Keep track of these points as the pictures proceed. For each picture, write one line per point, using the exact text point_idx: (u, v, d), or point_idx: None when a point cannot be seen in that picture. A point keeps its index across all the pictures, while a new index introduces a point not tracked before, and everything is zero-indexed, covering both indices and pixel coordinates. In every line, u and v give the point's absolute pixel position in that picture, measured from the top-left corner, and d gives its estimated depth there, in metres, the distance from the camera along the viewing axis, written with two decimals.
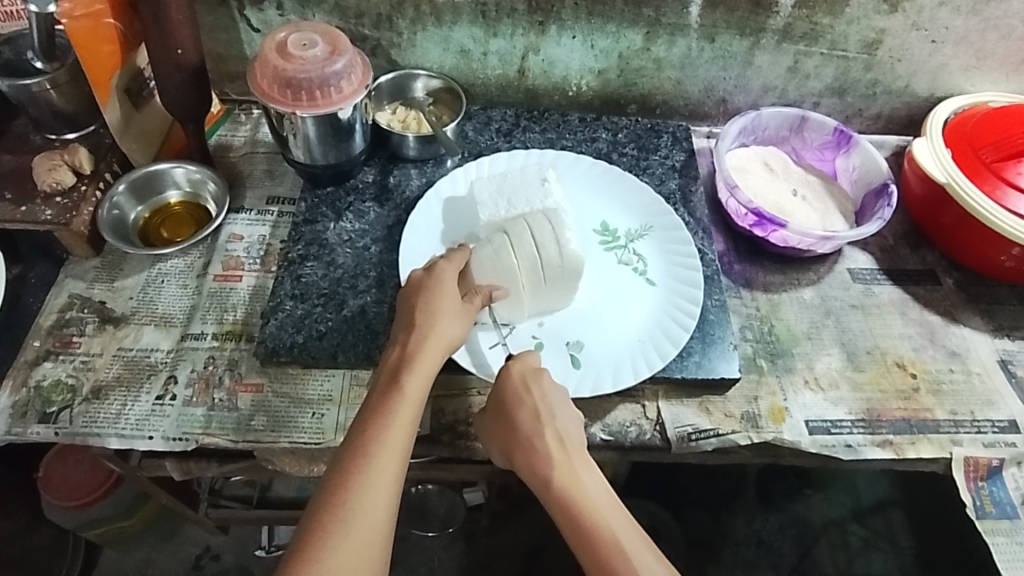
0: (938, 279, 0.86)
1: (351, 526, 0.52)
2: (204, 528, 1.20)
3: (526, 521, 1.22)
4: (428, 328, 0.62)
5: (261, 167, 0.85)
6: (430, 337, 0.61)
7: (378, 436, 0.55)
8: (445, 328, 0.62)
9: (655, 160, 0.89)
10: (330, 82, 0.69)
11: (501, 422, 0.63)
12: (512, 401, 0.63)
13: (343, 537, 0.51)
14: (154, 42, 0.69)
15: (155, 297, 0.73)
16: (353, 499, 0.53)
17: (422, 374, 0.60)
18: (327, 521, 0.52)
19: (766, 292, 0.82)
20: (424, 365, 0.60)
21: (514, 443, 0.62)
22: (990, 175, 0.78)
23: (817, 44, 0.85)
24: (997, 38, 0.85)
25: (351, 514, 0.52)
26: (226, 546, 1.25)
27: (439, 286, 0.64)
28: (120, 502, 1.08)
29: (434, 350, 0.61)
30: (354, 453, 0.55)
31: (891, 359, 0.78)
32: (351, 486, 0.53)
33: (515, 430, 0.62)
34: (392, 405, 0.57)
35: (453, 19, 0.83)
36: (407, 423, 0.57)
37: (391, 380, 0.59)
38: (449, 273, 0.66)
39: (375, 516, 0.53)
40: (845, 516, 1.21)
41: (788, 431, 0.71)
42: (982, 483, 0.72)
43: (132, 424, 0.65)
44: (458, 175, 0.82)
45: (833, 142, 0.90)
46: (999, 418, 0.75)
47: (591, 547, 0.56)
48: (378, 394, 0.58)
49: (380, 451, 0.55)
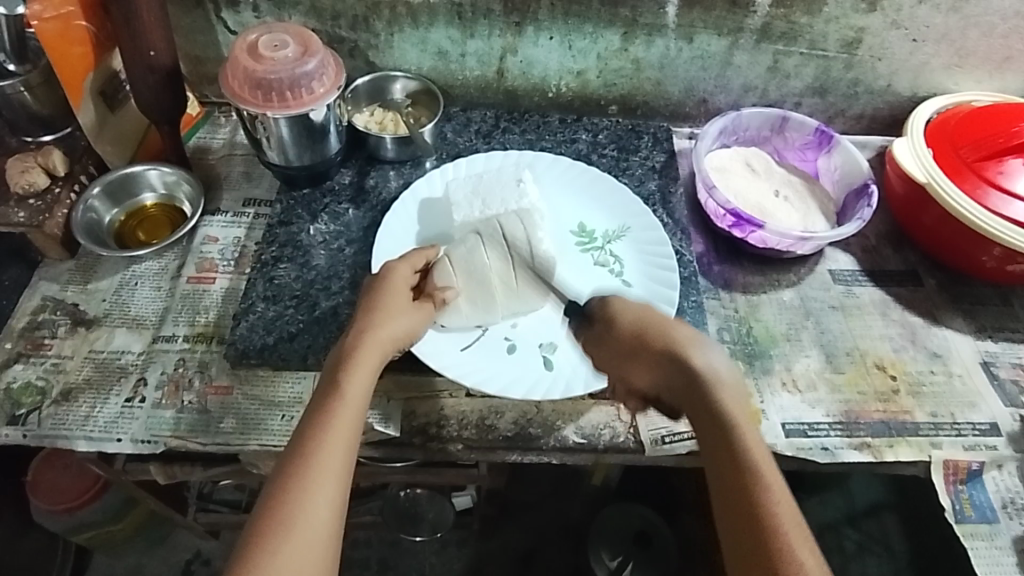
0: (920, 279, 0.86)
1: (292, 531, 0.48)
2: (194, 532, 1.20)
3: (517, 525, 1.20)
4: (372, 324, 0.60)
5: (238, 169, 0.85)
6: (373, 333, 0.60)
7: (318, 435, 0.53)
8: (390, 324, 0.61)
9: (636, 161, 0.89)
10: (300, 83, 0.69)
11: (625, 335, 0.59)
12: (651, 314, 0.59)
13: (284, 542, 0.48)
14: (126, 44, 0.69)
15: (128, 299, 0.73)
16: (292, 504, 0.49)
17: (365, 371, 0.58)
18: (267, 528, 0.49)
19: (745, 294, 0.81)
20: (365, 361, 0.58)
21: (675, 345, 0.57)
22: (971, 174, 0.78)
23: (796, 44, 0.85)
24: (979, 36, 0.84)
25: (290, 521, 0.49)
26: (217, 550, 1.25)
27: (391, 286, 0.64)
28: (110, 507, 1.09)
29: (378, 346, 0.59)
30: (295, 454, 0.52)
31: (871, 360, 0.77)
32: (289, 492, 0.50)
33: (641, 344, 0.58)
34: (333, 405, 0.54)
35: (429, 20, 0.82)
36: (350, 421, 0.54)
37: (331, 380, 0.57)
38: (401, 269, 0.66)
39: (318, 521, 0.49)
40: (840, 519, 1.21)
41: (764, 433, 0.71)
42: (962, 487, 0.71)
43: (101, 426, 0.65)
44: (435, 177, 0.81)
45: (815, 143, 0.90)
46: (980, 420, 0.74)
47: (724, 473, 0.50)
48: (320, 394, 0.56)
49: (318, 452, 0.52)
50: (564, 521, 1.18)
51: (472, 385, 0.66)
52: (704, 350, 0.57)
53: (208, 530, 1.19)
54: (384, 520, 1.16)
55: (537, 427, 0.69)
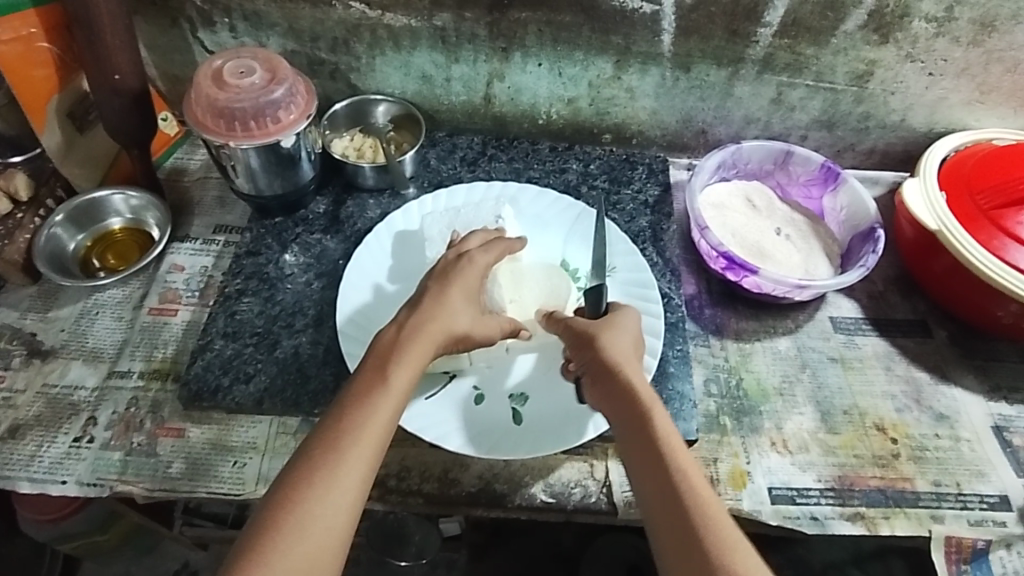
0: (929, 330, 0.80)
1: (306, 527, 0.47)
2: (183, 544, 1.14)
3: (506, 551, 1.09)
4: (428, 316, 0.58)
5: (212, 193, 0.82)
6: (426, 326, 0.57)
7: (352, 431, 0.50)
8: (444, 318, 0.58)
9: (627, 194, 0.84)
10: (266, 112, 0.66)
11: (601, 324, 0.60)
12: (614, 322, 0.60)
13: (296, 539, 0.46)
14: (90, 67, 0.67)
15: (88, 330, 0.71)
16: (312, 496, 0.48)
17: (410, 367, 0.55)
18: (281, 520, 0.47)
19: (737, 341, 0.76)
20: (412, 359, 0.55)
21: (622, 350, 0.57)
22: (987, 223, 0.72)
23: (801, 75, 0.80)
24: (1002, 71, 0.78)
25: (308, 515, 0.47)
26: (206, 562, 1.17)
27: (455, 279, 0.61)
28: (94, 518, 0.99)
29: (430, 338, 0.57)
30: (323, 448, 0.50)
31: (870, 421, 0.72)
32: (314, 482, 0.48)
33: (611, 335, 0.59)
34: (374, 397, 0.52)
35: (412, 44, 0.78)
36: (387, 417, 0.52)
37: (377, 370, 0.54)
38: (481, 263, 0.64)
39: (334, 519, 0.47)
40: (847, 559, 0.97)
41: (748, 499, 0.66)
42: (966, 566, 0.65)
43: (45, 468, 0.62)
44: (412, 208, 0.77)
45: (820, 179, 0.84)
46: (988, 492, 0.68)
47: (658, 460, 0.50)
48: (360, 386, 0.54)
49: (352, 446, 0.50)
50: (559, 548, 1.08)
51: (432, 441, 0.63)
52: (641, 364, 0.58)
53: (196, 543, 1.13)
54: (368, 541, 1.08)
55: (503, 483, 0.65)
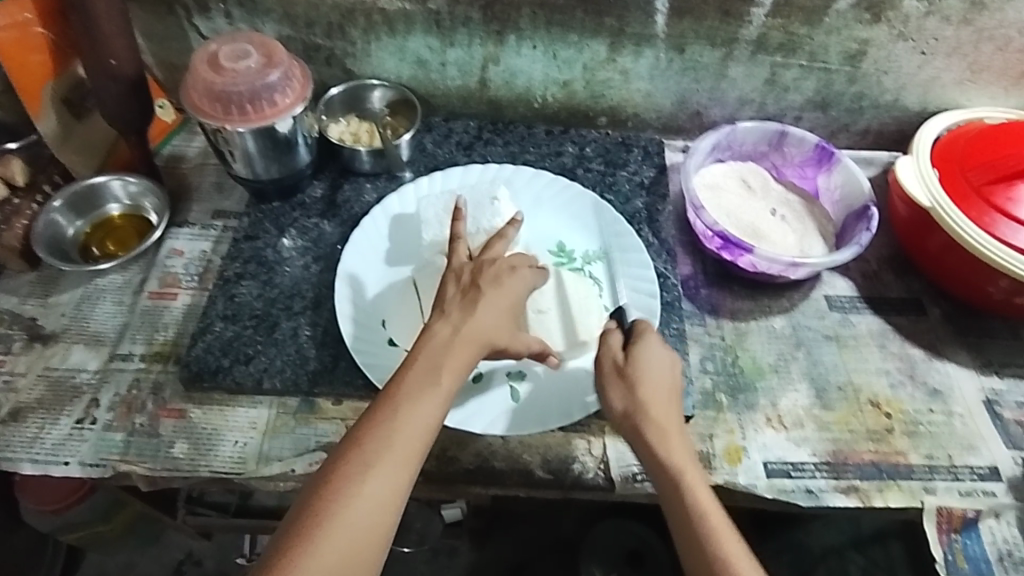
0: (923, 309, 0.80)
1: (354, 518, 0.48)
2: (187, 534, 1.14)
3: (508, 535, 1.10)
4: (476, 316, 0.57)
5: (210, 180, 0.83)
6: (475, 327, 0.56)
7: (405, 432, 0.51)
8: (490, 321, 0.57)
9: (623, 177, 0.85)
10: (262, 95, 0.66)
11: (617, 373, 0.58)
12: (634, 367, 0.58)
13: (345, 528, 0.47)
14: (87, 52, 0.67)
15: (88, 315, 0.71)
16: (362, 490, 0.49)
17: (458, 368, 0.55)
18: (333, 509, 0.48)
19: (733, 321, 0.77)
20: (462, 360, 0.55)
21: (640, 404, 0.57)
22: (978, 200, 0.72)
23: (794, 56, 0.80)
24: (994, 50, 0.79)
25: (357, 506, 0.48)
26: (208, 551, 1.18)
27: (502, 284, 0.60)
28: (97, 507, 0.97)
29: (480, 338, 0.56)
30: (377, 443, 0.50)
31: (864, 397, 0.73)
32: (366, 477, 0.49)
33: (630, 386, 0.57)
34: (426, 396, 0.53)
35: (407, 28, 0.79)
36: (433, 416, 0.53)
37: (428, 368, 0.54)
38: (525, 277, 0.62)
39: (383, 511, 0.49)
40: (848, 542, 0.95)
41: (743, 474, 0.67)
42: (956, 536, 0.66)
43: (48, 449, 0.63)
44: (408, 192, 0.78)
45: (815, 160, 0.85)
46: (979, 464, 0.69)
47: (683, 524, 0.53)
48: (410, 381, 0.53)
49: (404, 445, 0.51)
50: (559, 533, 1.08)
51: None
52: (666, 413, 0.57)
53: (200, 532, 1.12)
54: None
55: (502, 460, 0.66)
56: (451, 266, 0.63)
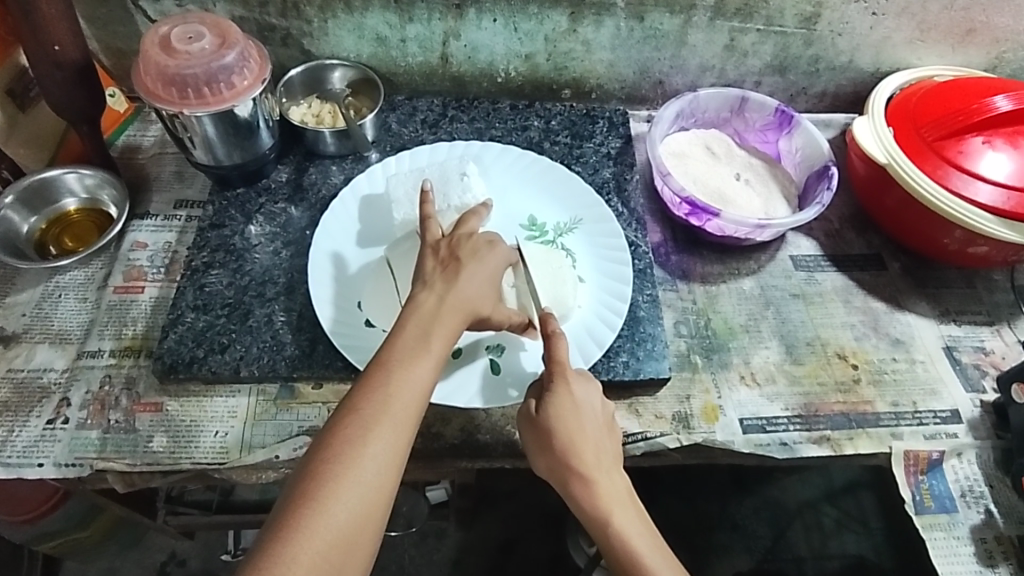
0: (884, 263, 0.83)
1: (358, 480, 0.48)
2: (169, 534, 1.12)
3: (498, 513, 1.10)
4: (463, 282, 0.58)
5: (169, 169, 0.80)
6: (462, 291, 0.57)
7: (401, 393, 0.52)
8: (476, 287, 0.58)
9: (590, 148, 0.85)
10: (218, 78, 0.64)
11: (536, 433, 0.59)
12: (549, 428, 0.58)
13: (350, 491, 0.48)
14: (27, 39, 0.64)
15: (51, 313, 0.69)
16: (364, 454, 0.49)
17: (448, 332, 0.56)
18: (336, 472, 0.48)
19: (704, 284, 0.79)
20: (452, 324, 0.56)
21: (562, 465, 0.58)
22: (932, 155, 0.74)
23: (752, 20, 0.81)
24: (940, 9, 0.81)
25: (360, 469, 0.49)
26: (193, 551, 1.17)
27: (485, 252, 0.61)
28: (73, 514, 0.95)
29: (467, 304, 0.58)
30: (375, 406, 0.51)
31: (832, 350, 0.75)
32: (366, 440, 0.49)
33: (549, 449, 0.59)
34: (420, 359, 0.54)
35: (364, 5, 0.77)
36: (427, 379, 0.54)
37: (419, 333, 0.55)
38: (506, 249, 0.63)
39: (386, 473, 0.49)
40: (819, 497, 1.06)
41: (720, 431, 0.69)
42: (922, 477, 0.69)
43: (19, 452, 0.61)
44: (376, 172, 0.77)
45: (775, 123, 0.86)
46: (941, 408, 0.72)
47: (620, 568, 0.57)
48: (402, 345, 0.54)
49: (401, 407, 0.51)
50: (545, 507, 1.09)
51: None
52: (589, 468, 0.58)
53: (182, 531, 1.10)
54: None
55: (485, 433, 0.67)
56: (427, 242, 0.63)
